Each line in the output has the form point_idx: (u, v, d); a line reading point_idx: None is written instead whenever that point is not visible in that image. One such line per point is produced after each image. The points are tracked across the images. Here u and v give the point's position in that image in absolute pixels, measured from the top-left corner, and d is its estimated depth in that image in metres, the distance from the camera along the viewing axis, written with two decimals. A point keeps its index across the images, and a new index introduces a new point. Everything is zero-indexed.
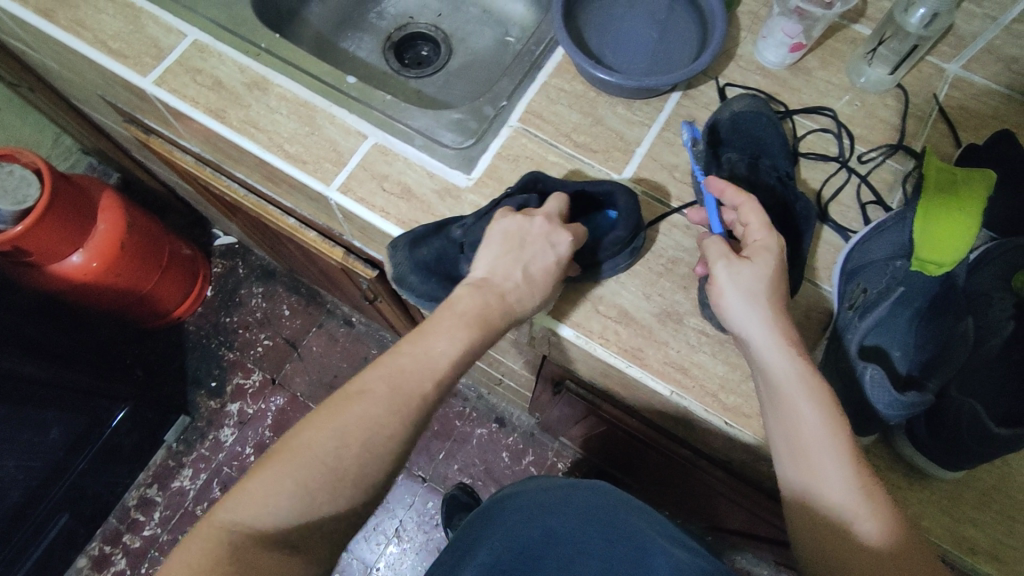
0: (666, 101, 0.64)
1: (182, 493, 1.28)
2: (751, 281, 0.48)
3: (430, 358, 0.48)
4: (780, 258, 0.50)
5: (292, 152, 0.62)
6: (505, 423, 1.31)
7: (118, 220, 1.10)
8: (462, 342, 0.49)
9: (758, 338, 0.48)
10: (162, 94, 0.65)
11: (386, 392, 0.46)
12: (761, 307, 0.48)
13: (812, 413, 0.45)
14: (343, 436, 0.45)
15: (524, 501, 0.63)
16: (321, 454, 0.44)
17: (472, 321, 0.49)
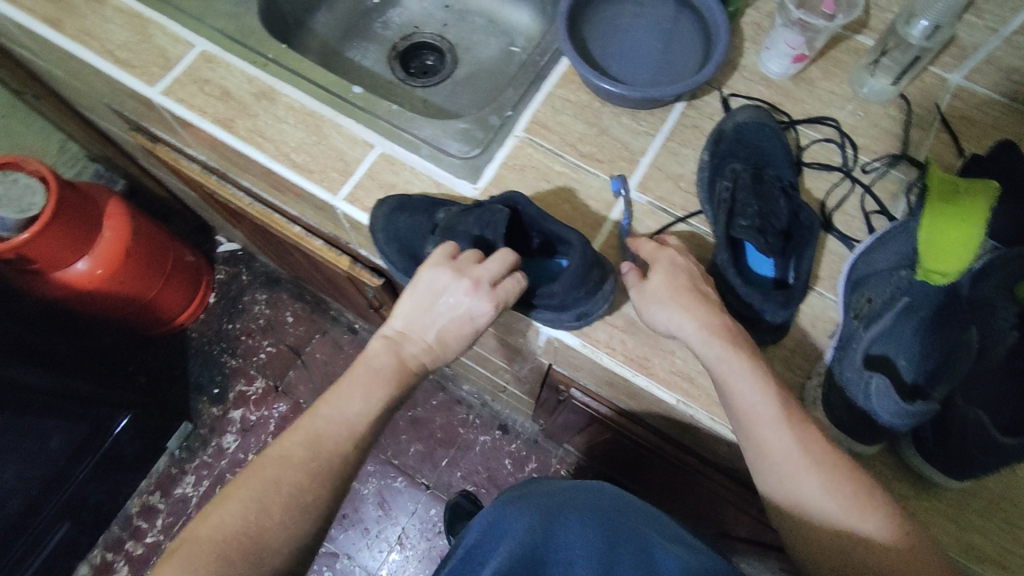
0: (670, 111, 0.65)
1: (184, 500, 1.28)
2: (655, 293, 0.52)
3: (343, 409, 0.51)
4: (679, 265, 0.53)
5: (298, 161, 0.63)
6: (508, 430, 1.31)
7: (123, 228, 1.10)
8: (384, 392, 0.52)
9: (700, 341, 0.50)
10: (169, 103, 0.65)
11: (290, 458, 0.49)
12: (682, 300, 0.51)
13: (788, 435, 0.48)
14: (261, 500, 0.47)
15: (523, 504, 0.63)
16: (237, 520, 0.46)
17: (392, 373, 0.52)
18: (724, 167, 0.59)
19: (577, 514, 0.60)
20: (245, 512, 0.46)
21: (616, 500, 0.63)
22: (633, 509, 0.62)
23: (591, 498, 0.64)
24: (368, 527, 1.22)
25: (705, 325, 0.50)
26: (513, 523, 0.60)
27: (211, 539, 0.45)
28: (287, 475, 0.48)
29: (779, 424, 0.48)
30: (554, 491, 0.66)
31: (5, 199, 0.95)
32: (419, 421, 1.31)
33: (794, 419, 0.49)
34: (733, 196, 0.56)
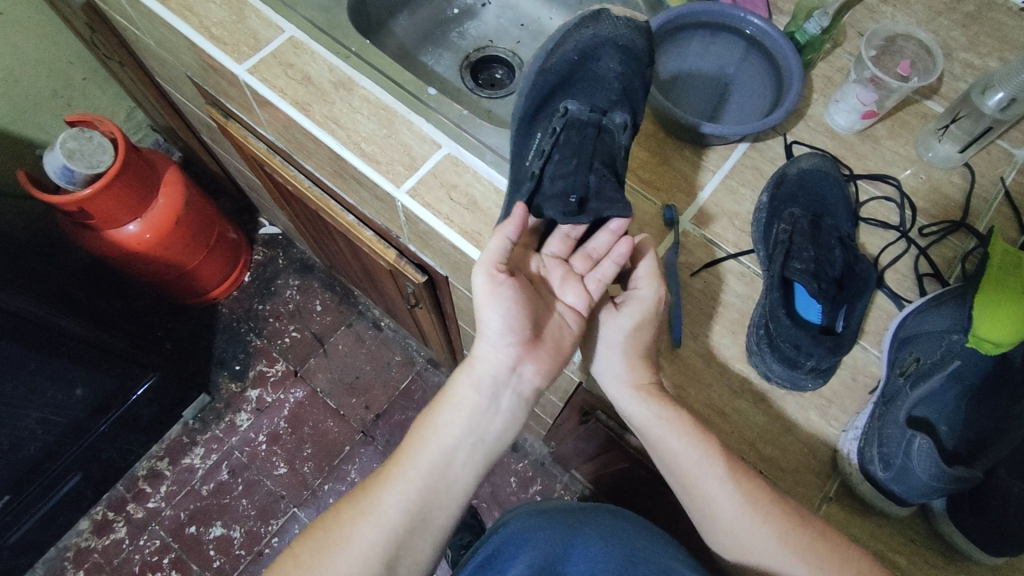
0: (733, 150, 0.66)
1: (190, 471, 1.29)
2: (614, 335, 0.55)
3: (423, 462, 0.52)
4: (651, 311, 0.54)
5: (367, 151, 0.65)
6: (517, 449, 1.31)
7: (177, 198, 1.14)
8: (459, 426, 0.53)
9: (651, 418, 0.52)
10: (252, 81, 0.68)
11: (363, 511, 0.51)
12: (643, 350, 0.55)
13: (773, 539, 0.49)
14: (339, 552, 0.49)
15: (546, 516, 0.64)
16: (360, 532, 0.50)
17: (475, 395, 0.54)
18: (783, 211, 0.60)
19: (599, 530, 0.61)
20: (367, 524, 0.50)
21: (636, 522, 0.64)
22: (656, 534, 0.62)
23: (613, 518, 0.64)
24: None
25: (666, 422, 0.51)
26: (536, 534, 0.62)
27: (340, 544, 0.50)
28: (403, 487, 0.52)
29: (762, 526, 0.49)
30: (579, 509, 0.67)
31: (77, 153, 0.97)
32: None
33: (776, 516, 0.49)
34: (790, 239, 0.57)
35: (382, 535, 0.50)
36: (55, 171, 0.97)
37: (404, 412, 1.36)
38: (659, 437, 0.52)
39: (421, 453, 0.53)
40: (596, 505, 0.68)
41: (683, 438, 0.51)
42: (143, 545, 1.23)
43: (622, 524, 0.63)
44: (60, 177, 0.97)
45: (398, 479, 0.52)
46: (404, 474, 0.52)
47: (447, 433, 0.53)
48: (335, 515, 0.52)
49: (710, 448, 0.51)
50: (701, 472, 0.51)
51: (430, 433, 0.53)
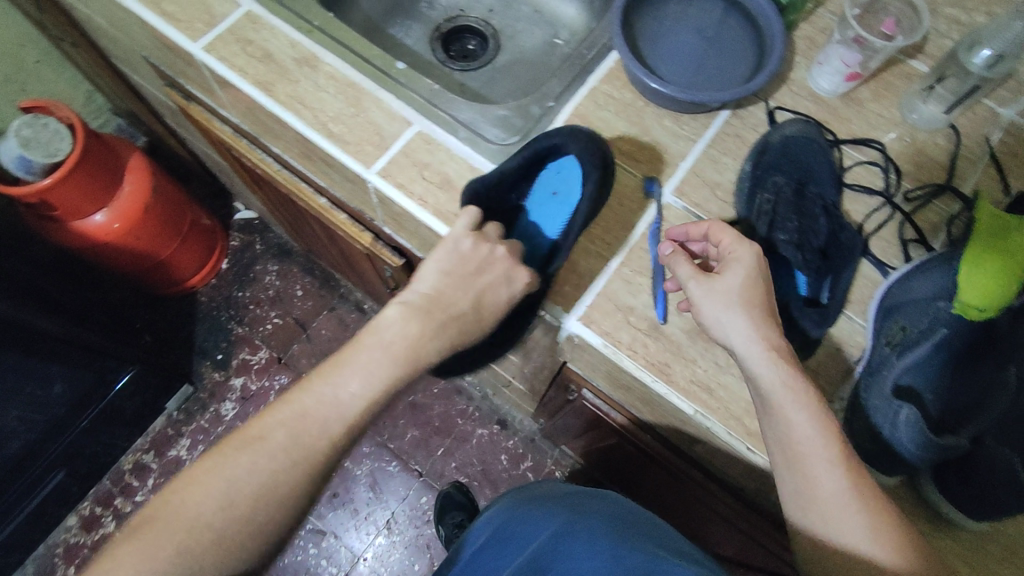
0: (714, 118, 0.63)
1: (177, 463, 1.28)
2: (723, 294, 0.49)
3: (335, 405, 0.50)
4: (754, 269, 0.50)
5: (335, 132, 0.62)
6: (506, 426, 1.31)
7: (144, 184, 1.09)
8: (371, 371, 0.51)
9: (774, 388, 0.47)
10: (210, 60, 0.64)
11: (259, 448, 0.47)
12: (755, 313, 0.49)
13: (868, 534, 0.43)
14: (225, 494, 0.46)
15: (540, 509, 0.63)
16: (272, 445, 0.48)
17: (401, 343, 0.53)
18: (767, 180, 0.58)
19: (588, 521, 0.58)
20: (280, 442, 0.48)
21: (632, 511, 0.61)
22: (647, 519, 0.60)
23: (603, 504, 0.62)
24: (358, 508, 1.23)
25: (777, 387, 0.46)
26: (530, 532, 0.61)
27: (254, 454, 0.47)
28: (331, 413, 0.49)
29: (854, 517, 0.44)
30: (572, 495, 0.65)
31: (33, 142, 0.93)
32: (419, 407, 1.31)
33: (868, 513, 0.44)
34: (774, 209, 0.56)
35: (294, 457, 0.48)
36: (11, 162, 0.92)
37: None
38: (770, 399, 0.47)
39: (360, 383, 0.51)
40: (593, 494, 0.65)
41: (797, 411, 0.46)
42: None
43: (615, 513, 0.60)
44: (17, 167, 0.93)
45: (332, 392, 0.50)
46: (334, 388, 0.50)
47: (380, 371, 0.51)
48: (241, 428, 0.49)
49: (829, 431, 0.45)
50: (804, 448, 0.45)
51: (354, 357, 0.52)
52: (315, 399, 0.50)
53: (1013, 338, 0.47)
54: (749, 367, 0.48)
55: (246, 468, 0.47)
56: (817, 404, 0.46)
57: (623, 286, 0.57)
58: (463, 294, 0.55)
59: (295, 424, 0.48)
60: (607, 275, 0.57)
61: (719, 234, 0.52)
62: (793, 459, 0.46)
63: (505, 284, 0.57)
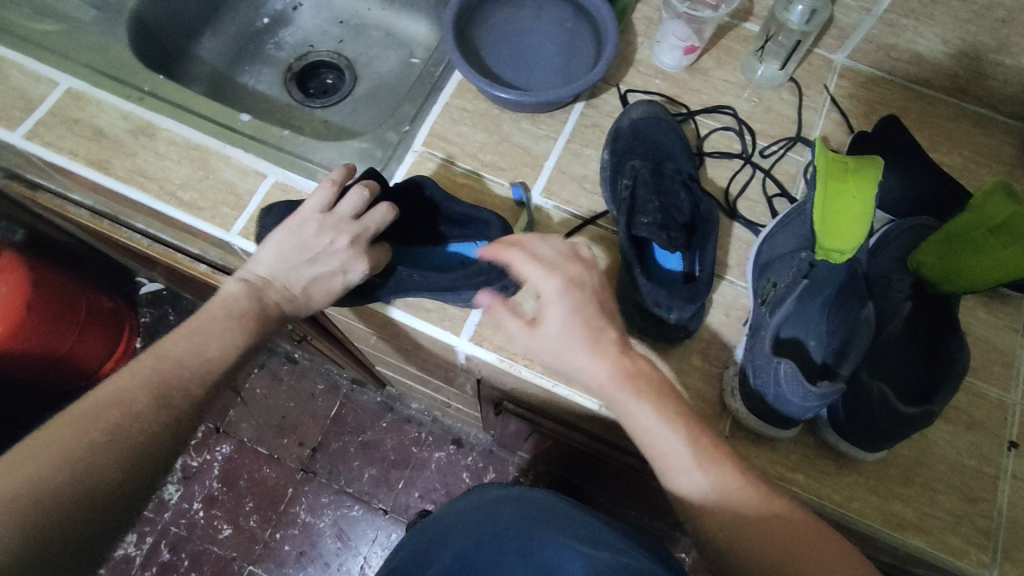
0: (570, 113, 0.64)
1: (127, 560, 1.21)
2: (548, 339, 0.47)
3: (180, 370, 0.47)
4: (565, 300, 0.47)
5: (186, 199, 0.59)
6: (462, 444, 1.29)
7: (22, 281, 1.03)
8: (222, 338, 0.49)
9: (627, 406, 0.46)
10: (37, 148, 0.60)
11: (93, 415, 0.44)
12: (581, 340, 0.47)
13: (743, 520, 0.43)
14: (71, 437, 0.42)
15: (454, 524, 0.61)
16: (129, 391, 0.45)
17: (244, 317, 0.50)
18: (624, 165, 0.58)
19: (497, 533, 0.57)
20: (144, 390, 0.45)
21: (547, 507, 0.60)
22: (558, 512, 0.59)
23: (514, 504, 0.61)
24: (328, 561, 1.20)
25: (601, 376, 0.47)
26: (443, 548, 0.58)
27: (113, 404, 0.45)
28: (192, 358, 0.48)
29: (703, 476, 0.44)
30: (487, 501, 0.63)
31: None
32: (371, 445, 1.28)
33: (742, 506, 0.44)
34: (633, 193, 0.55)
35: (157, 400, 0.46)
36: None
37: (338, 437, 1.29)
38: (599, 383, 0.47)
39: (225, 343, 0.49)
40: (510, 496, 0.63)
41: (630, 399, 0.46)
42: None
43: (527, 512, 0.59)
44: None
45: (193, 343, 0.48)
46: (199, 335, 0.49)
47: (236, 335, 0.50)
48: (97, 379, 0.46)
49: (685, 434, 0.45)
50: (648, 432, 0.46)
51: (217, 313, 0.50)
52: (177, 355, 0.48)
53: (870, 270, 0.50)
54: (592, 387, 0.48)
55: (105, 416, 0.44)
56: (645, 384, 0.47)
57: None
58: (292, 281, 0.51)
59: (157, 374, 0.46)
60: None
61: (519, 267, 0.49)
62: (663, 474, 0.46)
63: (339, 274, 0.52)
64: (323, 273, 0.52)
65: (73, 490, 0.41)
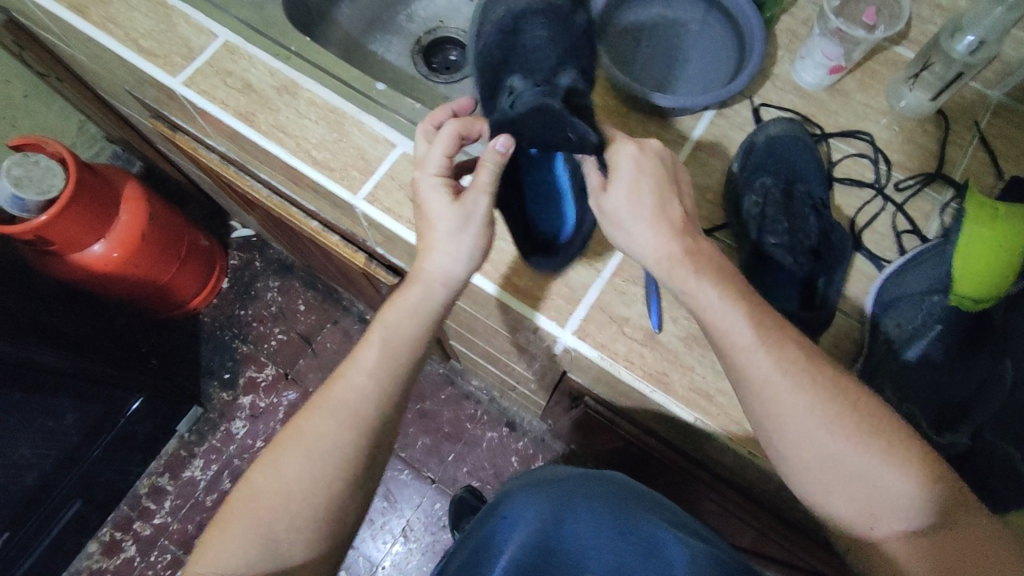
0: (699, 119, 0.63)
1: (192, 483, 1.29)
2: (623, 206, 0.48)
3: (355, 398, 0.51)
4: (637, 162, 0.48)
5: (319, 159, 0.62)
6: (515, 428, 1.31)
7: (140, 213, 1.10)
8: (405, 339, 0.52)
9: (721, 309, 0.46)
10: (191, 95, 0.64)
11: (302, 449, 0.50)
12: (651, 202, 0.48)
13: (823, 426, 0.45)
14: (282, 490, 0.49)
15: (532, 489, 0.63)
16: (320, 436, 0.50)
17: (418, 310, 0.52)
18: (756, 181, 0.59)
19: (576, 528, 0.58)
20: (335, 428, 0.50)
21: (624, 485, 0.63)
22: (641, 493, 0.62)
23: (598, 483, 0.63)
24: (373, 518, 1.24)
25: (734, 334, 0.46)
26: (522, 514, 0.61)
27: (307, 448, 0.50)
28: (366, 388, 0.51)
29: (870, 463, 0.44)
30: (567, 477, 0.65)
31: (25, 180, 0.93)
32: (428, 415, 1.32)
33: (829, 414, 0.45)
34: (762, 212, 0.57)
35: (346, 430, 0.50)
36: (6, 201, 0.93)
37: None
38: (729, 355, 0.47)
39: (384, 353, 0.51)
40: (573, 484, 0.63)
41: (787, 390, 0.45)
42: (154, 560, 1.24)
43: (611, 492, 0.61)
44: (12, 206, 0.93)
45: (359, 374, 0.51)
46: (364, 364, 0.51)
47: (408, 338, 0.52)
48: (293, 424, 0.51)
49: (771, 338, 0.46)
50: (794, 424, 0.45)
51: (375, 331, 0.52)
52: (346, 383, 0.51)
53: (1011, 327, 0.49)
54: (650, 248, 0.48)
55: (304, 463, 0.49)
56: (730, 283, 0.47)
57: (616, 297, 0.57)
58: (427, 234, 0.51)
59: (334, 409, 0.50)
60: (599, 286, 0.57)
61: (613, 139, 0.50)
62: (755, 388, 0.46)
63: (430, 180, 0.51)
64: (423, 198, 0.51)
65: (284, 520, 0.49)
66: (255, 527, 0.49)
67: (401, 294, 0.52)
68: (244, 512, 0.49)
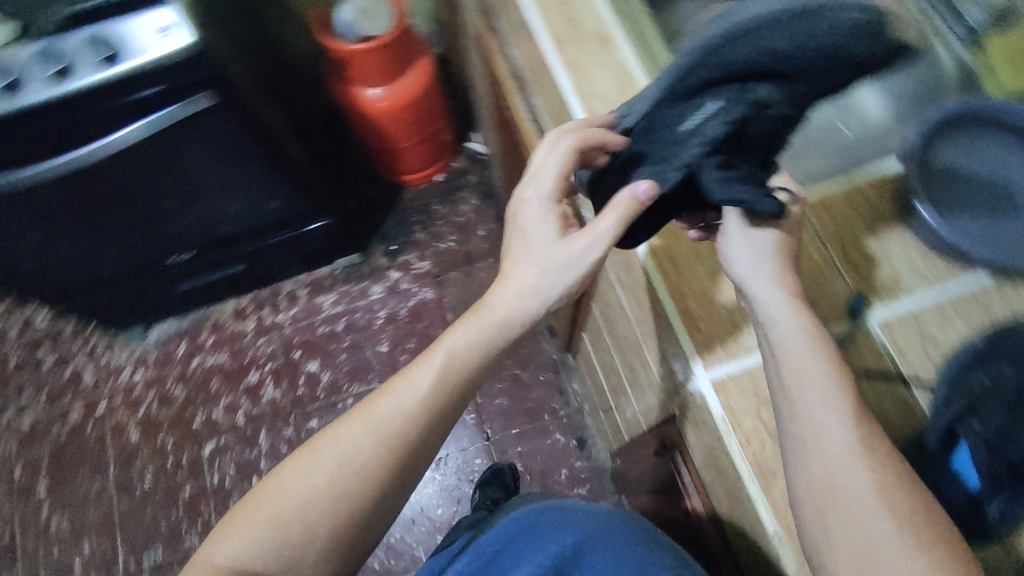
0: (966, 276, 0.57)
1: (318, 309, 1.44)
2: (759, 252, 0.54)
3: (399, 415, 0.53)
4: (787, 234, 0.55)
5: (594, 108, 0.66)
6: (583, 447, 1.30)
7: (420, 83, 1.24)
8: (471, 359, 0.56)
9: (820, 375, 0.48)
10: (529, 4, 0.71)
11: (333, 464, 0.51)
12: (786, 270, 0.54)
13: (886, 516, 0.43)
14: (308, 500, 0.50)
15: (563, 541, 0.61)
16: (353, 454, 0.51)
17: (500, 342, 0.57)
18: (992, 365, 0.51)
19: None
20: (368, 442, 0.52)
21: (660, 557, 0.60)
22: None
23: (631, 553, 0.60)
24: None
25: (821, 394, 0.47)
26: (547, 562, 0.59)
27: (338, 460, 0.51)
28: (411, 407, 0.53)
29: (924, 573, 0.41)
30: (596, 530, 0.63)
31: (368, 13, 1.14)
32: (520, 384, 1.35)
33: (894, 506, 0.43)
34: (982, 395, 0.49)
35: (380, 444, 0.52)
36: (343, 21, 1.12)
37: None
38: (811, 414, 0.47)
39: (439, 376, 0.54)
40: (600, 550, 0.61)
41: (850, 461, 0.45)
42: (258, 345, 1.41)
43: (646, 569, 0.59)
44: (344, 27, 1.12)
45: (408, 392, 0.53)
46: (415, 379, 0.54)
47: (467, 364, 0.55)
48: (324, 436, 0.53)
49: (853, 411, 0.46)
50: (851, 499, 0.44)
51: (433, 354, 0.55)
52: (391, 401, 0.53)
53: None
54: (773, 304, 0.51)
55: (330, 472, 0.51)
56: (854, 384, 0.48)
57: None
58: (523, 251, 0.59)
59: (374, 425, 0.52)
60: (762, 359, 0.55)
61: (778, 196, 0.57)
62: (813, 453, 0.46)
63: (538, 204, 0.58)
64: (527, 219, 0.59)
65: (304, 524, 0.50)
66: (280, 529, 0.50)
67: (477, 329, 0.57)
68: (263, 515, 0.51)
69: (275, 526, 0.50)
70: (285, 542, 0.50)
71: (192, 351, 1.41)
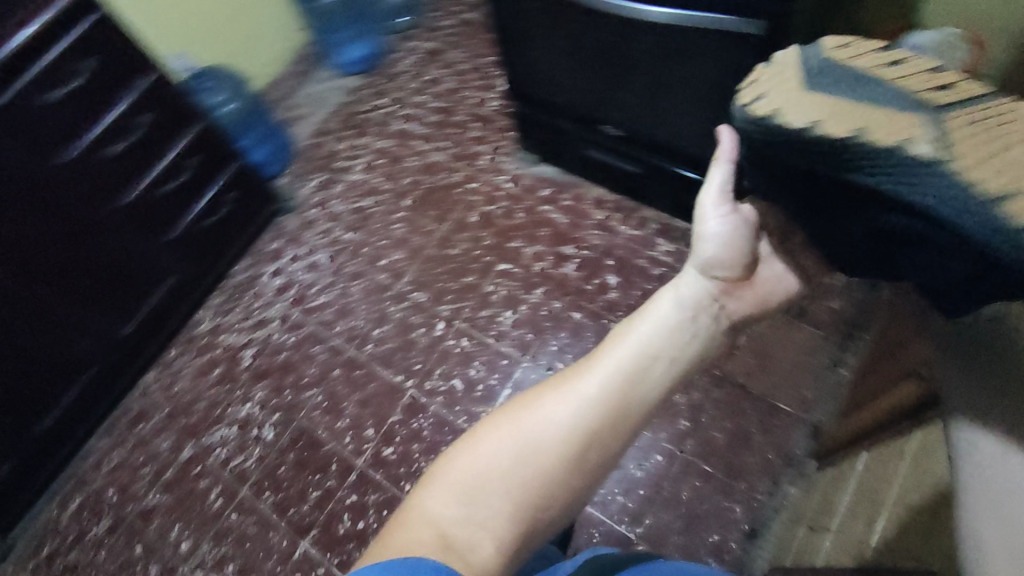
0: None
1: (651, 244, 1.51)
2: None
3: (617, 397, 0.62)
4: None
5: None
6: (750, 539, 1.19)
7: None
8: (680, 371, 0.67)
9: None
10: None
11: (533, 432, 0.59)
12: None
13: None
14: (511, 471, 0.57)
15: None
16: (547, 427, 0.59)
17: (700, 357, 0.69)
18: None
19: None
20: (564, 416, 0.60)
21: None
22: None
23: None
24: None
25: None
26: None
27: (528, 429, 0.59)
28: (604, 395, 0.61)
29: None
30: None
31: None
32: (748, 441, 1.27)
33: None
34: None
35: (583, 415, 0.60)
36: None
37: (756, 410, 1.30)
38: None
39: (623, 376, 0.63)
40: None
41: None
42: (590, 231, 1.55)
43: None
44: None
45: (597, 380, 0.62)
46: (601, 370, 0.63)
47: (658, 378, 0.65)
48: (503, 413, 0.61)
49: None
50: None
51: (602, 359, 0.64)
52: (577, 390, 0.62)
53: None
54: None
55: (526, 439, 0.58)
56: None
57: None
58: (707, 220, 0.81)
59: (552, 413, 0.60)
60: None
61: None
62: None
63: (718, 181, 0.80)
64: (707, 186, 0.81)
65: (520, 487, 0.57)
66: (495, 485, 0.57)
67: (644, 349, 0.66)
68: (458, 478, 0.57)
69: (489, 485, 0.56)
70: (503, 507, 0.56)
71: (549, 198, 1.61)
